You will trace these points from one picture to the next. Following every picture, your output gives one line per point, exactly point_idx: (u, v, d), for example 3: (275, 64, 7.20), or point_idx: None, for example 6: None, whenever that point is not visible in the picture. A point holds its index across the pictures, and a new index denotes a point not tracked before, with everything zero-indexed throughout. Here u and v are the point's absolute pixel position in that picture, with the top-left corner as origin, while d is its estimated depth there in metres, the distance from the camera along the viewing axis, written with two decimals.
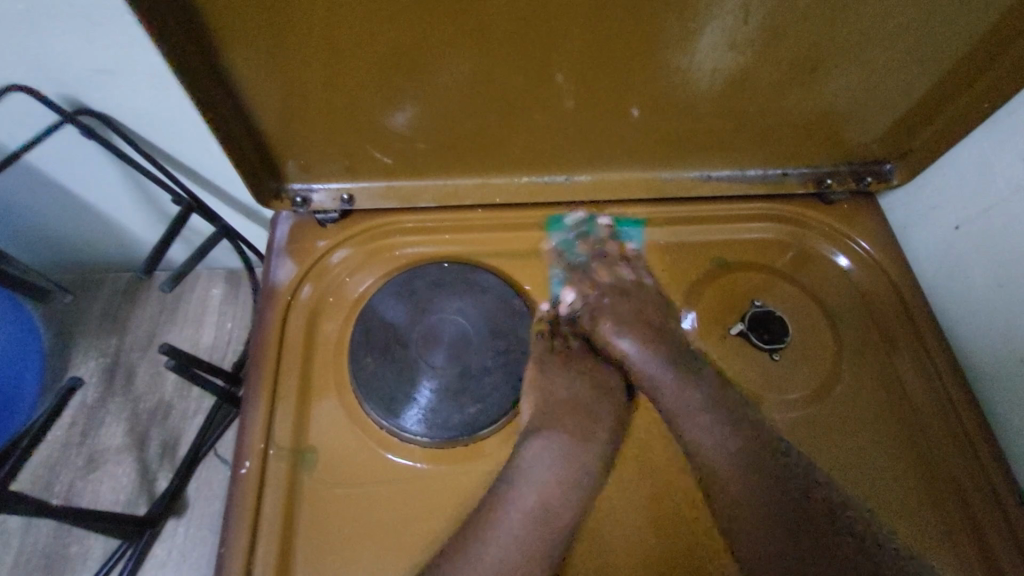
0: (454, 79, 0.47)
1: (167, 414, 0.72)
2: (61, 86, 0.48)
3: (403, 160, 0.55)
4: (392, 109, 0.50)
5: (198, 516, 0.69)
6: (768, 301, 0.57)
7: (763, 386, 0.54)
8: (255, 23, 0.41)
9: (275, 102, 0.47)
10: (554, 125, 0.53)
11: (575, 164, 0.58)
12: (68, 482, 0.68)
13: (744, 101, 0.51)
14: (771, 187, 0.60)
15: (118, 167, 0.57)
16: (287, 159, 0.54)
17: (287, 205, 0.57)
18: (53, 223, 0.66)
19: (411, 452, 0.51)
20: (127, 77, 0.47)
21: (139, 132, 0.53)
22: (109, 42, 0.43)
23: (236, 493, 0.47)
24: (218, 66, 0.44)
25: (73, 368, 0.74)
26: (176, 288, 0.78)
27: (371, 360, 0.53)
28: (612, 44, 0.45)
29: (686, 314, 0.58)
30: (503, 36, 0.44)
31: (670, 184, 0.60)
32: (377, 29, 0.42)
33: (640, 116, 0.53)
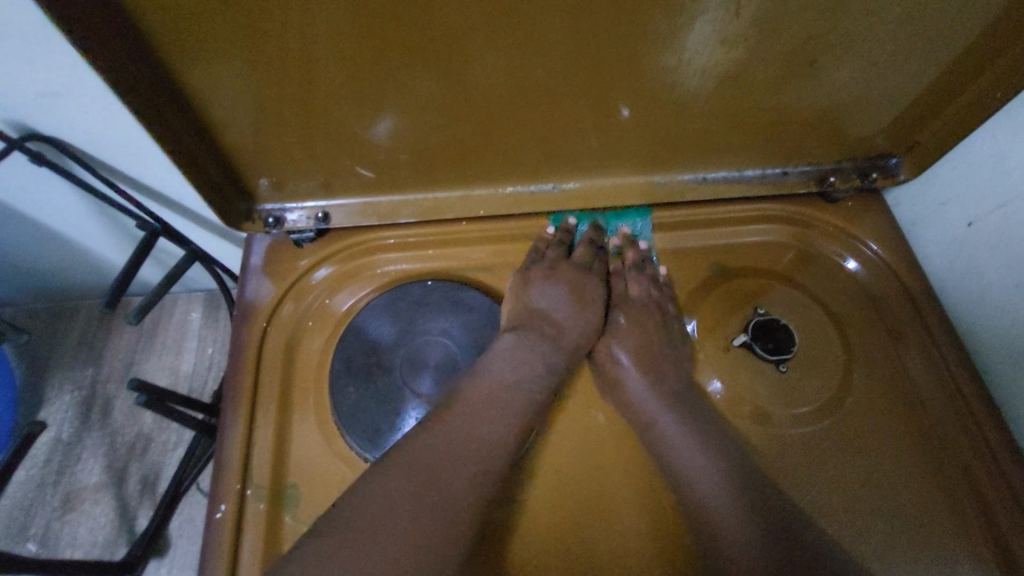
0: (432, 86, 0.44)
1: (147, 447, 0.69)
2: (8, 112, 0.45)
3: (382, 174, 0.52)
4: (369, 120, 0.46)
5: (183, 554, 0.66)
6: (772, 309, 0.54)
7: (769, 400, 0.51)
8: (205, 39, 0.38)
9: (238, 118, 0.44)
10: (541, 132, 0.50)
11: (565, 171, 0.55)
12: (44, 524, 0.66)
13: (741, 98, 0.48)
14: (771, 187, 0.57)
15: (77, 193, 0.54)
16: (256, 179, 0.51)
17: (259, 226, 0.54)
18: (16, 252, 0.63)
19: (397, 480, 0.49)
20: (76, 99, 0.43)
21: (96, 156, 0.50)
22: (52, 64, 0.40)
23: (212, 539, 0.44)
24: (169, 86, 0.41)
25: (48, 402, 0.71)
26: (155, 312, 0.75)
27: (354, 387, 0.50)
28: (597, 44, 0.42)
29: (686, 323, 0.55)
30: (479, 41, 0.41)
31: (664, 189, 0.56)
32: (342, 41, 0.39)
33: (630, 118, 0.49)
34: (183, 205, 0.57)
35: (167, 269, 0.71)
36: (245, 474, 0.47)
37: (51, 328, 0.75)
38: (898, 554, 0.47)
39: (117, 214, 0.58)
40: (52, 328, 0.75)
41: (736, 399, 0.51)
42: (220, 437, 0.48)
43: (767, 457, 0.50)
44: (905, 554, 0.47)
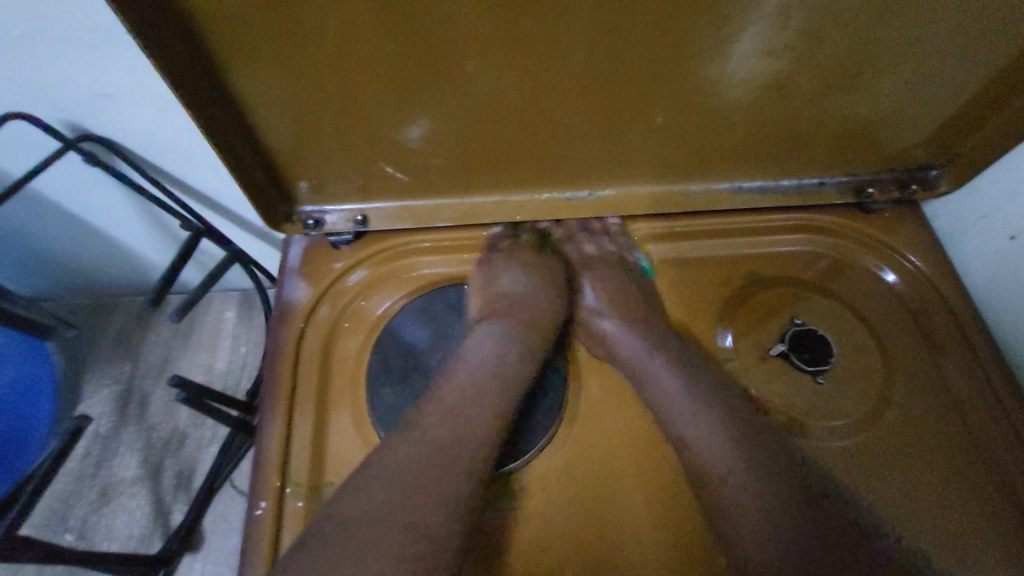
0: (472, 90, 0.45)
1: (182, 443, 0.70)
2: (64, 113, 0.46)
3: (417, 178, 0.53)
4: (407, 124, 0.47)
5: (216, 551, 0.66)
6: (808, 319, 0.54)
7: (805, 410, 0.51)
8: (262, 44, 0.39)
9: (283, 120, 0.45)
10: (576, 137, 0.50)
11: (600, 177, 0.55)
12: (81, 517, 0.67)
13: (782, 107, 0.48)
14: (807, 197, 0.57)
15: (125, 193, 0.55)
16: (297, 180, 0.52)
17: (298, 227, 0.55)
18: (61, 250, 0.64)
19: None
20: (130, 101, 0.44)
21: (146, 158, 0.51)
22: (114, 66, 0.41)
23: (253, 535, 0.45)
24: (222, 88, 0.42)
25: (85, 397, 0.73)
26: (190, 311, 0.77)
27: (390, 387, 0.51)
28: (640, 51, 0.42)
29: (723, 334, 0.54)
30: (522, 46, 0.41)
31: (700, 197, 0.56)
32: (388, 44, 0.40)
33: (668, 127, 0.50)
34: (224, 206, 0.58)
35: (205, 270, 0.72)
36: (286, 469, 0.48)
37: (89, 327, 0.76)
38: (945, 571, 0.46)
39: (162, 215, 0.59)
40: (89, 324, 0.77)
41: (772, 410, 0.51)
42: (260, 433, 0.48)
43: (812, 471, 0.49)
44: (952, 571, 0.46)
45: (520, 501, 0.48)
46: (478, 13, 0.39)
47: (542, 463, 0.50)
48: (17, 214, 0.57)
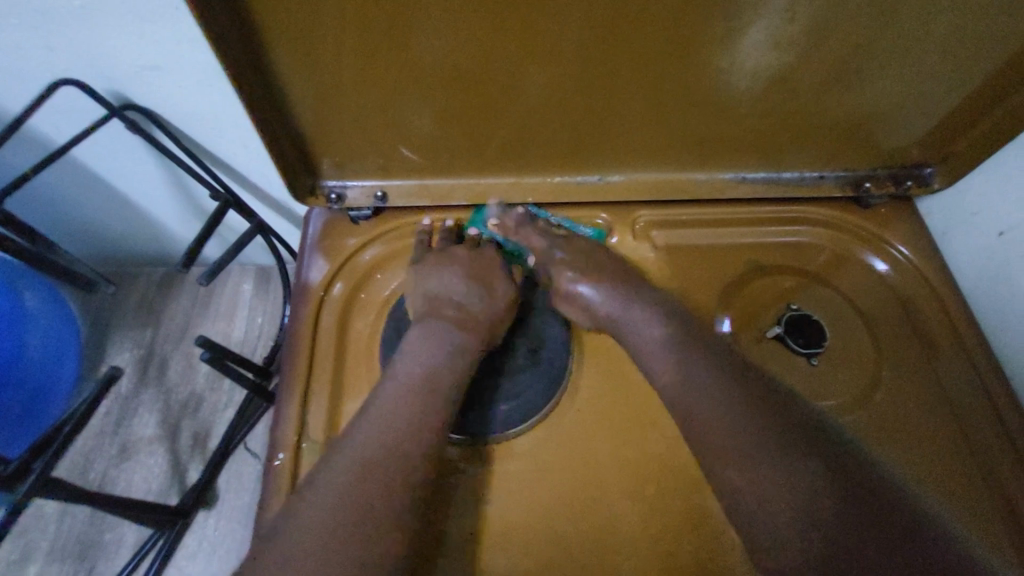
0: (493, 74, 0.47)
1: (199, 406, 0.71)
2: (110, 81, 0.48)
3: (435, 159, 0.56)
4: (429, 105, 0.50)
5: (229, 509, 0.65)
6: (804, 305, 0.57)
7: (799, 390, 0.53)
8: (300, 18, 0.41)
9: (314, 96, 0.48)
10: (588, 124, 0.53)
11: (610, 164, 0.57)
12: (102, 470, 0.68)
13: (786, 100, 0.51)
14: (807, 190, 0.59)
15: (160, 163, 0.57)
16: (322, 156, 0.54)
17: (321, 201, 0.57)
18: (91, 218, 0.66)
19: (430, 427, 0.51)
20: (173, 73, 0.47)
21: (182, 129, 0.53)
22: (163, 39, 0.44)
23: (271, 484, 0.48)
24: (261, 62, 0.44)
25: (109, 357, 0.74)
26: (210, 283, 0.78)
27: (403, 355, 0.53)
28: (653, 40, 0.45)
29: (721, 318, 0.56)
30: (541, 33, 0.44)
31: (705, 186, 0.59)
32: (417, 27, 0.43)
33: (676, 116, 0.52)
34: (251, 180, 0.60)
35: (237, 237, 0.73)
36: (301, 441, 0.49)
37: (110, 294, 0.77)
38: None
39: (192, 187, 0.61)
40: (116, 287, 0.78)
41: None
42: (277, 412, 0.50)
43: None
44: None
45: (525, 465, 0.50)
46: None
47: (546, 431, 0.52)
48: (55, 181, 0.59)
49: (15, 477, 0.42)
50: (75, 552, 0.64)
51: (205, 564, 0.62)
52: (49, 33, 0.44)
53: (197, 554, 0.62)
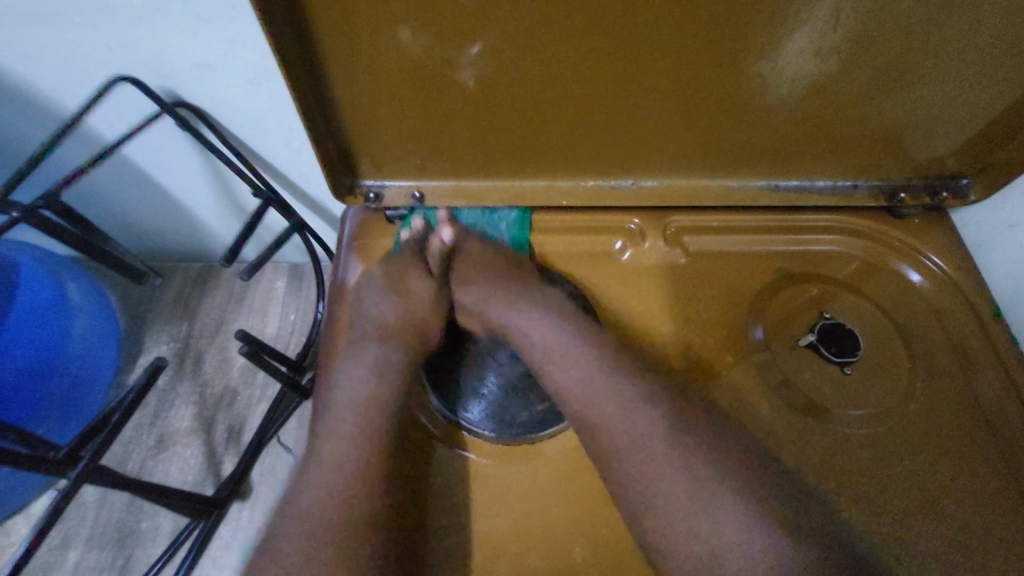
0: (537, 79, 0.48)
1: (234, 400, 0.70)
2: (163, 80, 0.49)
3: (471, 161, 0.56)
4: (472, 109, 0.51)
5: (263, 500, 0.64)
6: (836, 313, 0.57)
7: (832, 398, 0.53)
8: (352, 18, 0.43)
9: (359, 97, 0.49)
10: (626, 129, 0.53)
11: (644, 169, 0.58)
12: (139, 460, 0.66)
13: (825, 108, 0.51)
14: (841, 198, 0.59)
15: (202, 159, 0.58)
16: (361, 156, 0.55)
17: (359, 201, 0.58)
18: (132, 213, 0.67)
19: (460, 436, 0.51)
20: (225, 72, 0.48)
21: (228, 127, 0.54)
22: (218, 40, 0.46)
23: (309, 476, 0.49)
24: (311, 63, 0.45)
25: (145, 351, 0.72)
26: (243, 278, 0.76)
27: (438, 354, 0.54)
28: (698, 46, 0.46)
29: (754, 325, 0.56)
30: (587, 38, 0.45)
31: (739, 193, 0.59)
32: (467, 31, 0.44)
33: (715, 123, 0.53)
34: (289, 178, 0.61)
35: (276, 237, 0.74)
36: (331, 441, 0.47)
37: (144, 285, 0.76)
38: (964, 559, 0.47)
39: (232, 185, 0.62)
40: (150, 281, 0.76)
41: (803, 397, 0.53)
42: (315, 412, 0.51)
43: (831, 465, 0.50)
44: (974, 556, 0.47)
45: (558, 467, 0.51)
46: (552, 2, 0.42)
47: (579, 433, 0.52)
48: (102, 176, 0.61)
49: (66, 464, 0.43)
50: (113, 539, 0.63)
51: (239, 556, 0.61)
52: (109, 31, 0.45)
53: (232, 544, 0.62)
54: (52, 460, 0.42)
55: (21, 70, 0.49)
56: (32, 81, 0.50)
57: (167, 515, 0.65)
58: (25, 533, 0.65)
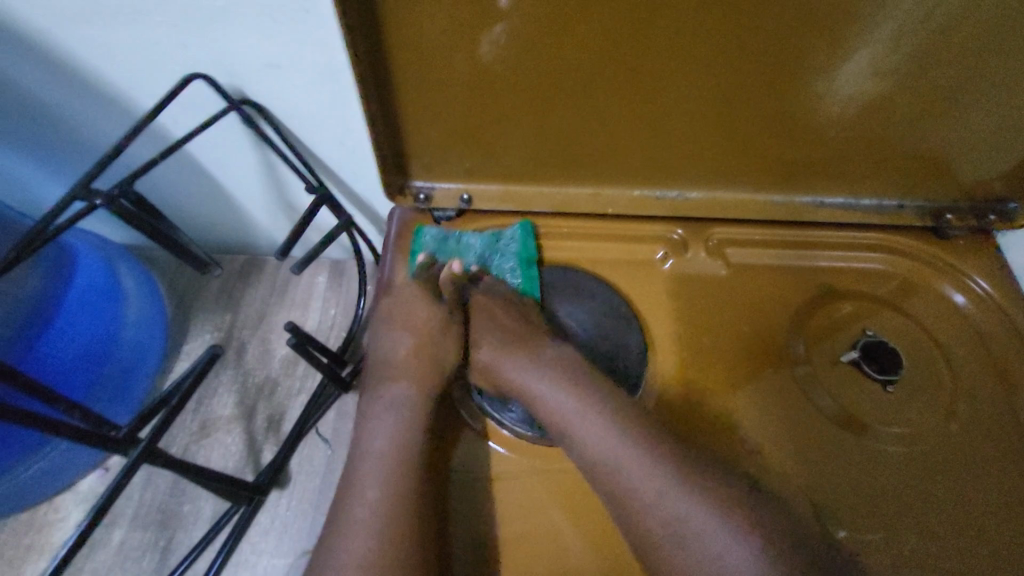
0: (595, 89, 0.49)
1: (274, 390, 0.71)
2: (231, 77, 0.51)
3: (520, 167, 0.57)
4: (527, 113, 0.52)
5: (301, 489, 0.65)
6: (879, 331, 0.57)
7: (873, 415, 0.53)
8: (421, 21, 0.44)
9: (418, 98, 0.50)
10: (677, 140, 0.54)
11: (691, 180, 0.58)
12: (182, 445, 0.68)
13: (877, 128, 0.51)
14: (886, 218, 0.59)
15: (259, 154, 0.60)
16: (413, 156, 0.56)
17: (409, 201, 0.59)
18: (186, 206, 0.69)
19: (498, 435, 0.51)
20: (291, 72, 0.50)
21: (288, 126, 0.56)
22: (289, 40, 0.47)
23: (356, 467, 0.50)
24: (376, 64, 0.47)
25: (190, 339, 0.74)
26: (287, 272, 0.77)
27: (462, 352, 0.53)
28: (758, 63, 0.47)
29: (797, 340, 0.56)
30: (648, 52, 0.46)
31: (784, 208, 0.59)
32: (531, 40, 0.45)
33: (767, 139, 0.53)
34: (339, 177, 0.63)
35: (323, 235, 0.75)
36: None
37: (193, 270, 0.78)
38: None
39: (286, 181, 0.64)
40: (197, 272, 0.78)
41: (844, 413, 0.53)
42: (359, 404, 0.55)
43: (873, 482, 0.50)
44: None
45: None
46: (617, 15, 0.43)
47: None
48: (162, 168, 0.63)
49: (127, 443, 0.44)
50: (156, 520, 0.65)
51: (277, 543, 0.63)
52: (187, 29, 0.47)
53: (271, 532, 0.63)
54: (114, 438, 0.44)
55: (100, 65, 0.51)
56: (109, 76, 0.52)
57: (208, 499, 0.66)
58: (72, 510, 0.66)
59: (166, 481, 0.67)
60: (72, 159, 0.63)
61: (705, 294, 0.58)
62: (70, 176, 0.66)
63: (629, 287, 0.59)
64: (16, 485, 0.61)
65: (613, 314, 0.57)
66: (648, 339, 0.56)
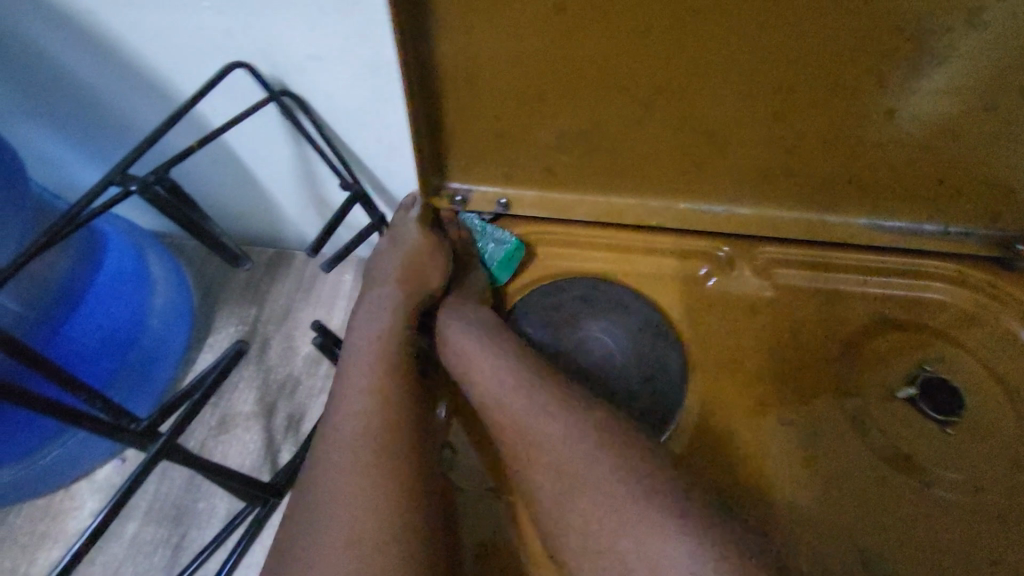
0: (648, 92, 0.47)
1: (296, 389, 0.69)
2: (273, 68, 0.50)
3: (561, 172, 0.55)
4: (574, 116, 0.50)
5: None
6: (939, 367, 0.53)
7: (930, 458, 0.49)
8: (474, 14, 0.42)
9: (462, 96, 0.48)
10: (730, 150, 0.51)
11: (740, 196, 0.55)
12: (200, 439, 0.67)
13: (950, 149, 0.48)
14: (946, 245, 0.54)
15: (295, 147, 0.59)
16: (452, 157, 0.54)
17: (444, 203, 0.56)
18: (217, 196, 0.68)
19: None
20: (334, 64, 0.48)
21: (325, 119, 0.54)
22: (334, 31, 0.46)
23: None
24: (423, 59, 0.45)
25: (213, 331, 0.73)
26: (315, 268, 0.76)
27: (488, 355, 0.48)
28: (825, 70, 0.44)
29: (847, 373, 0.52)
30: (708, 55, 0.44)
31: (840, 229, 0.55)
32: (586, 37, 0.44)
33: (827, 153, 0.50)
34: (373, 174, 0.61)
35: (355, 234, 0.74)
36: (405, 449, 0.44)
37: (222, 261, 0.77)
38: None
39: (319, 175, 0.62)
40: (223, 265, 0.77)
41: (896, 453, 0.49)
42: None
43: (925, 531, 0.46)
44: None
45: None
46: (682, 14, 0.42)
47: None
48: (197, 156, 0.62)
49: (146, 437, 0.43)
50: (170, 515, 0.63)
51: None
52: (232, 16, 0.46)
53: None
54: (133, 431, 0.43)
55: (142, 50, 0.50)
56: (152, 61, 0.51)
57: (223, 497, 0.65)
58: (89, 499, 0.66)
59: (183, 475, 0.66)
60: (110, 144, 0.63)
61: (751, 316, 0.55)
62: (107, 161, 0.66)
63: (670, 305, 0.56)
64: (36, 470, 0.61)
65: (653, 333, 0.54)
66: (688, 361, 0.53)
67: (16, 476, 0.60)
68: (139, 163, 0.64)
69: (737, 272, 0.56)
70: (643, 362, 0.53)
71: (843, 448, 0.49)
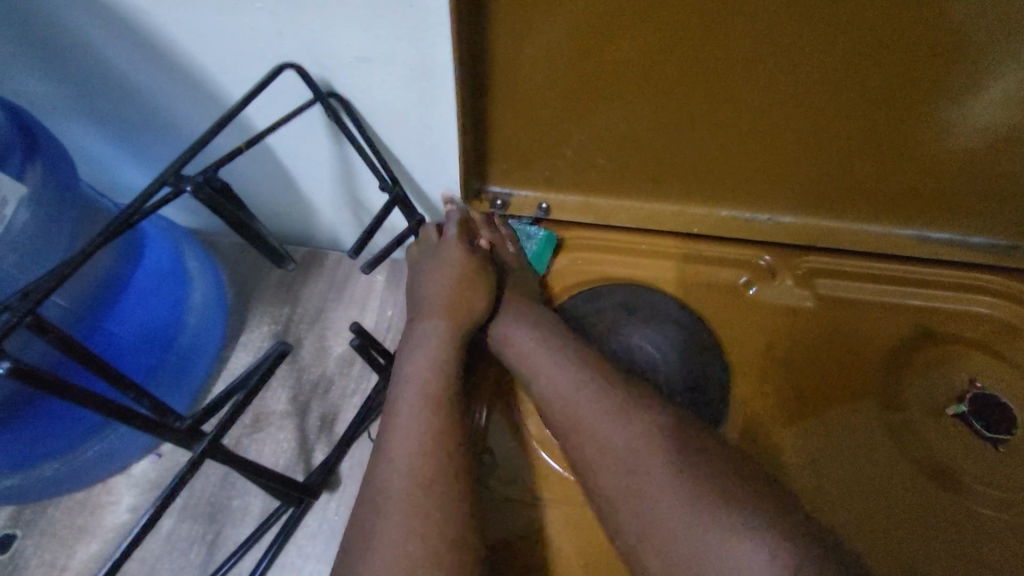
0: (700, 98, 0.47)
1: (329, 389, 0.70)
2: (320, 70, 0.50)
3: (604, 177, 0.55)
4: (623, 120, 0.49)
5: (351, 494, 0.64)
6: (990, 384, 0.51)
7: (983, 476, 0.47)
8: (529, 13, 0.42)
9: (511, 97, 0.48)
10: (779, 158, 0.51)
11: (785, 205, 0.55)
12: (235, 437, 0.67)
13: (1011, 162, 0.47)
14: (999, 258, 0.53)
15: (335, 148, 0.59)
16: (494, 160, 0.54)
17: (484, 206, 0.56)
18: (254, 195, 0.69)
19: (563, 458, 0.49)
20: (382, 66, 0.49)
21: (368, 121, 0.54)
22: (385, 32, 0.46)
23: None
24: (476, 59, 0.45)
25: (247, 330, 0.73)
26: (346, 269, 0.76)
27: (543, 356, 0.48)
28: (885, 80, 0.43)
29: (894, 388, 0.51)
30: (765, 62, 0.44)
31: (886, 240, 0.54)
32: (642, 41, 0.43)
33: (880, 164, 0.49)
34: (412, 176, 0.61)
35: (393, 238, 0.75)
36: None
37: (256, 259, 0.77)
38: None
39: (357, 175, 0.62)
40: (256, 264, 0.77)
41: (947, 470, 0.48)
42: None
43: (980, 552, 0.44)
44: None
45: None
46: (746, 15, 0.41)
47: None
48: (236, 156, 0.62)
49: (190, 437, 0.43)
50: (206, 512, 0.64)
51: (325, 547, 0.62)
52: (284, 17, 0.46)
53: (319, 536, 0.62)
54: (178, 430, 0.42)
55: (192, 49, 0.51)
56: (202, 61, 0.52)
57: (257, 495, 0.65)
58: (126, 494, 0.67)
59: (217, 473, 0.66)
60: (156, 145, 0.64)
61: (794, 327, 0.54)
62: (148, 160, 0.66)
63: (711, 314, 0.55)
64: (76, 463, 0.63)
65: (694, 341, 0.53)
66: (729, 371, 0.53)
67: (59, 471, 0.63)
68: (192, 163, 0.64)
69: (780, 282, 0.56)
70: (687, 371, 0.52)
71: (891, 464, 0.48)
